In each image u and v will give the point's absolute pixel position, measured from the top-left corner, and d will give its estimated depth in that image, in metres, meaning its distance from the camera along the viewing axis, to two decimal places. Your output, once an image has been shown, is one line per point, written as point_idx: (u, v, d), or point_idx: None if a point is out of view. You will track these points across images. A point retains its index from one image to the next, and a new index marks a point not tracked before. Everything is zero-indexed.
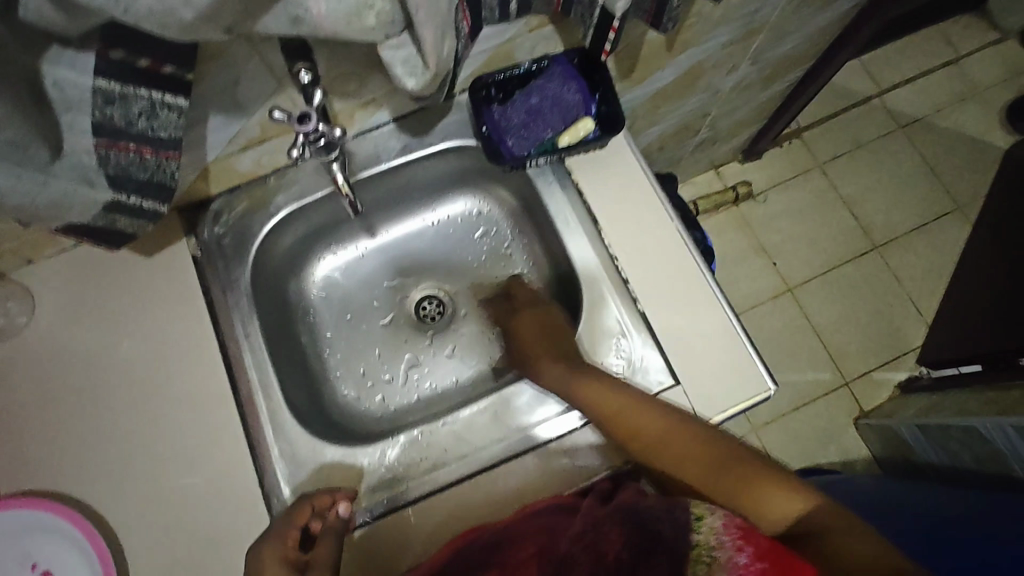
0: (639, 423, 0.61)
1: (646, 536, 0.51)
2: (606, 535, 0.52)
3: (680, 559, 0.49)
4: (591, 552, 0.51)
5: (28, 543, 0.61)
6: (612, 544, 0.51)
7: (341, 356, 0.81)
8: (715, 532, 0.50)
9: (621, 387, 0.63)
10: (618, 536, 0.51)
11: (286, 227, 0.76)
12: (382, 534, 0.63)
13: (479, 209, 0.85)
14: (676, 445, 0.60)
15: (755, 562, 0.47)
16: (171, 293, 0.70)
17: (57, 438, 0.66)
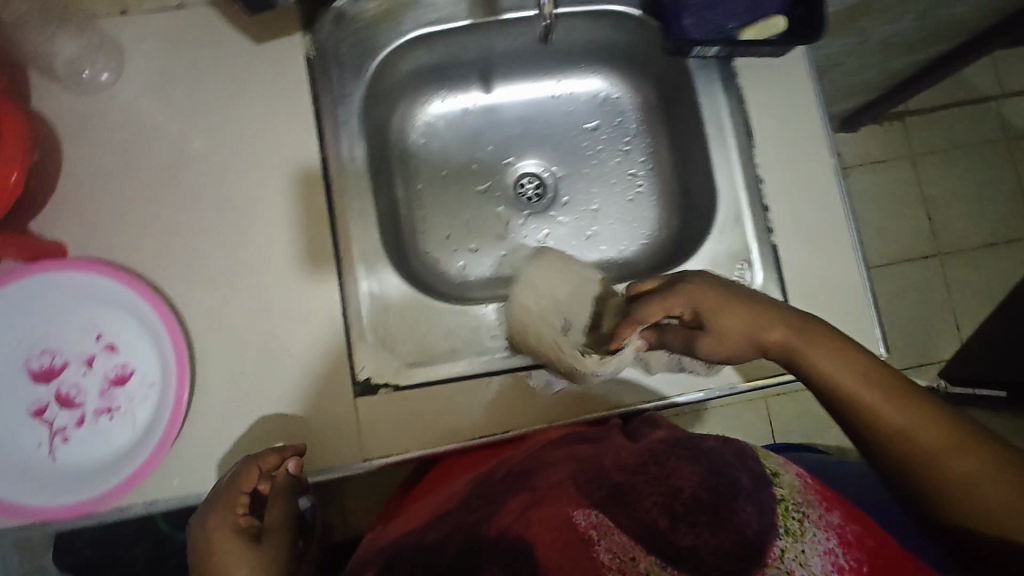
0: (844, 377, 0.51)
1: (719, 477, 0.49)
2: (675, 471, 0.50)
3: (768, 509, 0.47)
4: (660, 486, 0.49)
5: (96, 311, 0.58)
6: (685, 482, 0.49)
7: (428, 211, 0.76)
8: (796, 490, 0.50)
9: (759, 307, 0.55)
10: (689, 475, 0.50)
11: (409, 52, 0.68)
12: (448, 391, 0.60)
13: (607, 94, 0.78)
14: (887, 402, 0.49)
15: (848, 524, 0.47)
16: (277, 90, 0.63)
17: (137, 215, 0.61)
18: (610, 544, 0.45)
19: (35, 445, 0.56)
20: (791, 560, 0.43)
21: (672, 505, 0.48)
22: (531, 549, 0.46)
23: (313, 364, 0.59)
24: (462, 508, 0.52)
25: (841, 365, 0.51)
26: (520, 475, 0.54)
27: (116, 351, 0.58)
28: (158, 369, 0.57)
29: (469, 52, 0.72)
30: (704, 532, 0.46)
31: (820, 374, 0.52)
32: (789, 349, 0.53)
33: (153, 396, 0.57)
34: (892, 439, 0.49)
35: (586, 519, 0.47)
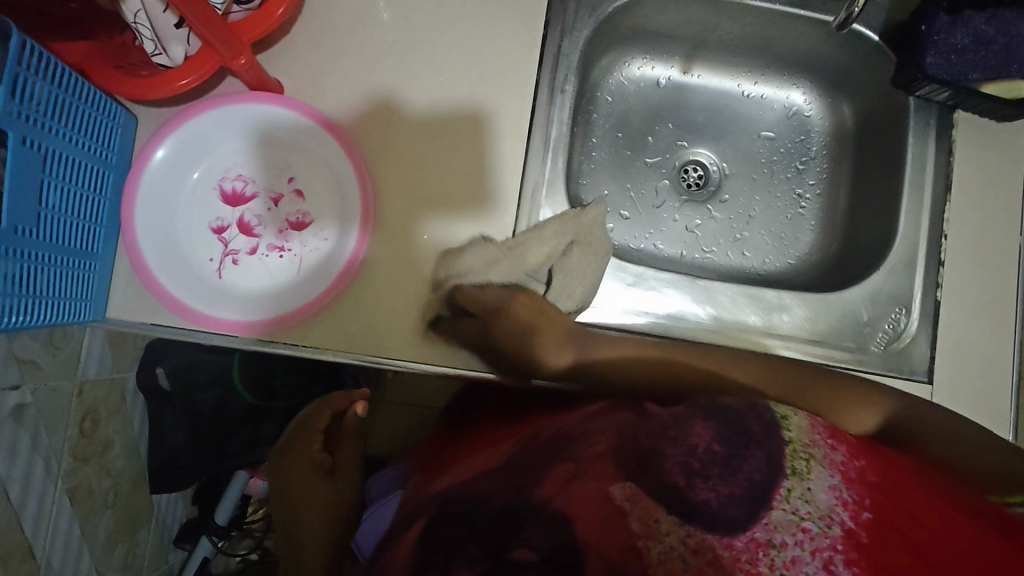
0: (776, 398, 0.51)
1: (731, 427, 0.42)
2: (692, 429, 0.42)
3: (776, 455, 0.40)
4: (680, 447, 0.42)
5: (295, 154, 0.60)
6: (700, 439, 0.42)
7: (595, 167, 0.76)
8: (805, 432, 0.43)
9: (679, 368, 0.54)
10: (705, 432, 0.42)
11: (640, 7, 0.69)
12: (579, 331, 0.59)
13: (799, 110, 0.78)
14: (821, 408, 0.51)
15: (854, 461, 0.41)
16: (515, 5, 0.64)
17: (353, 79, 0.62)
18: (640, 509, 0.41)
19: (206, 259, 0.58)
20: (796, 500, 0.39)
21: (690, 464, 0.41)
22: (570, 517, 0.42)
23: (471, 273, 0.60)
24: (507, 471, 0.47)
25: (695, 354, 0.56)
26: (559, 442, 0.48)
27: (302, 198, 0.60)
28: (334, 228, 0.60)
29: (689, 26, 0.73)
30: (720, 487, 0.40)
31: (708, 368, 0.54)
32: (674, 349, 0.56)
33: (321, 251, 0.59)
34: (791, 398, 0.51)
35: (621, 491, 0.42)
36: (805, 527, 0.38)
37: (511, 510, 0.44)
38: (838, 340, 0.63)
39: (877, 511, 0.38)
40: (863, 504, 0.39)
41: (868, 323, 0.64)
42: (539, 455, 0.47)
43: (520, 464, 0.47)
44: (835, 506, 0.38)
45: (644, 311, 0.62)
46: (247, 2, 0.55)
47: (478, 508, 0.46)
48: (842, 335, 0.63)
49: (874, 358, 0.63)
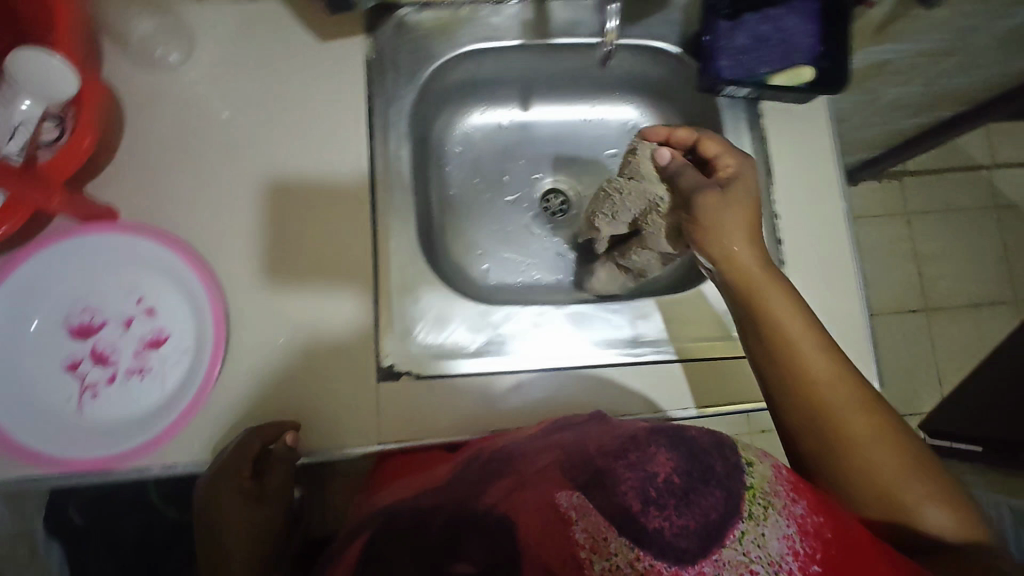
0: (833, 381, 0.54)
1: (696, 465, 0.49)
2: (654, 458, 0.50)
3: (735, 496, 0.47)
4: (636, 471, 0.49)
5: (139, 274, 0.60)
6: (659, 465, 0.49)
7: (459, 215, 0.79)
8: (767, 480, 0.49)
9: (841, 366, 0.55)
10: (666, 461, 0.49)
11: (460, 63, 0.72)
12: (451, 386, 0.63)
13: (636, 123, 0.83)
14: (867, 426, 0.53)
15: (812, 516, 0.47)
16: (335, 87, 0.67)
17: (188, 188, 0.63)
18: (587, 523, 0.47)
19: (64, 398, 0.57)
20: (748, 543, 0.44)
21: (647, 489, 0.47)
22: (513, 521, 0.48)
23: (341, 350, 0.62)
24: (448, 490, 0.53)
25: (818, 366, 0.55)
26: (501, 462, 0.55)
27: (154, 315, 0.59)
28: (192, 337, 0.59)
29: (513, 70, 0.76)
30: (673, 514, 0.46)
31: (817, 394, 0.54)
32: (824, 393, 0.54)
33: (184, 363, 0.59)
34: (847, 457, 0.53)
35: (567, 501, 0.48)
36: (753, 569, 0.43)
37: (454, 525, 0.48)
38: (701, 333, 0.68)
39: (827, 564, 0.44)
40: (814, 556, 0.44)
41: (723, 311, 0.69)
42: (484, 476, 0.53)
43: (465, 479, 0.54)
44: (786, 555, 0.44)
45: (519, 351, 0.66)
46: (51, 141, 0.56)
47: (420, 531, 0.49)
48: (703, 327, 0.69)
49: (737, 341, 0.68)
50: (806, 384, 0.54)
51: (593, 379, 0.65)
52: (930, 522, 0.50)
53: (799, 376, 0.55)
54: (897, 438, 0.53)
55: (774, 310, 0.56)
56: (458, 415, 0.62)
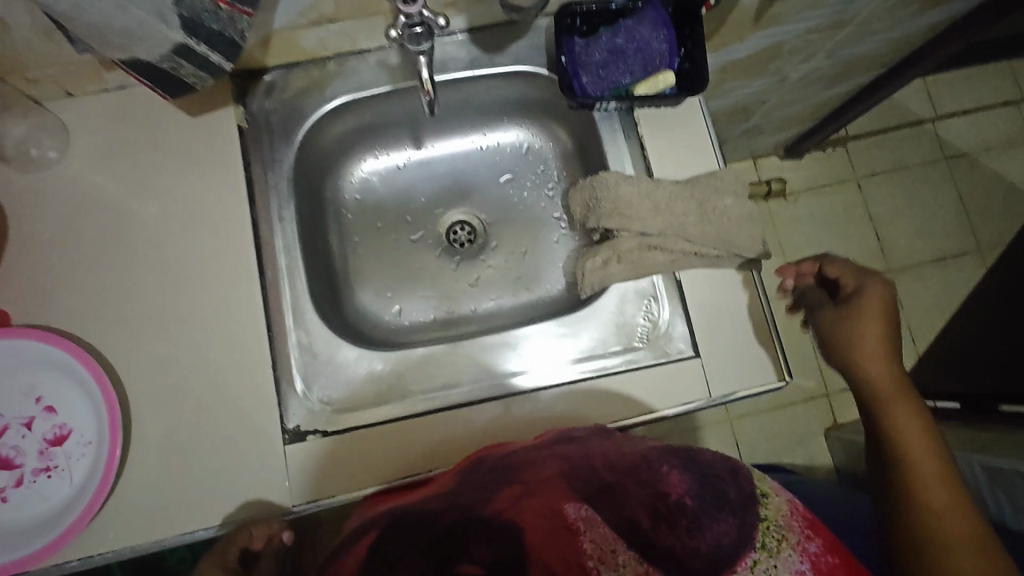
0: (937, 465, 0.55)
1: (711, 491, 0.53)
2: (666, 477, 0.54)
3: (747, 526, 0.50)
4: (647, 490, 0.53)
5: (35, 374, 0.61)
6: (672, 486, 0.53)
7: (365, 263, 0.80)
8: (782, 514, 0.52)
9: (942, 456, 0.56)
10: (679, 482, 0.54)
11: (336, 117, 0.74)
12: (356, 440, 0.63)
13: (530, 144, 0.83)
14: (961, 510, 0.52)
15: (826, 555, 0.49)
16: (213, 161, 0.68)
17: (78, 279, 0.65)
18: (595, 535, 0.51)
19: None
20: (763, 571, 0.47)
21: (659, 507, 0.52)
22: (521, 530, 0.51)
23: (244, 414, 0.63)
24: (454, 493, 0.56)
25: (923, 436, 0.56)
26: (505, 466, 0.56)
27: (55, 412, 0.61)
28: (94, 428, 0.60)
29: (395, 113, 0.77)
30: (683, 534, 0.50)
31: (915, 468, 0.55)
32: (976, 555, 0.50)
33: (89, 455, 0.60)
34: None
35: (577, 512, 0.52)
36: None
37: (460, 527, 0.52)
38: (605, 347, 0.68)
39: None
40: None
41: (624, 321, 0.69)
42: (488, 480, 0.56)
43: (467, 487, 0.56)
44: None
45: (425, 395, 0.66)
46: None
47: (427, 531, 0.52)
48: (606, 341, 0.68)
49: (641, 352, 0.67)
50: (901, 445, 0.56)
51: (497, 410, 0.65)
52: None
53: (899, 439, 0.57)
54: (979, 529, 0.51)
55: (903, 416, 0.57)
56: (368, 467, 0.63)
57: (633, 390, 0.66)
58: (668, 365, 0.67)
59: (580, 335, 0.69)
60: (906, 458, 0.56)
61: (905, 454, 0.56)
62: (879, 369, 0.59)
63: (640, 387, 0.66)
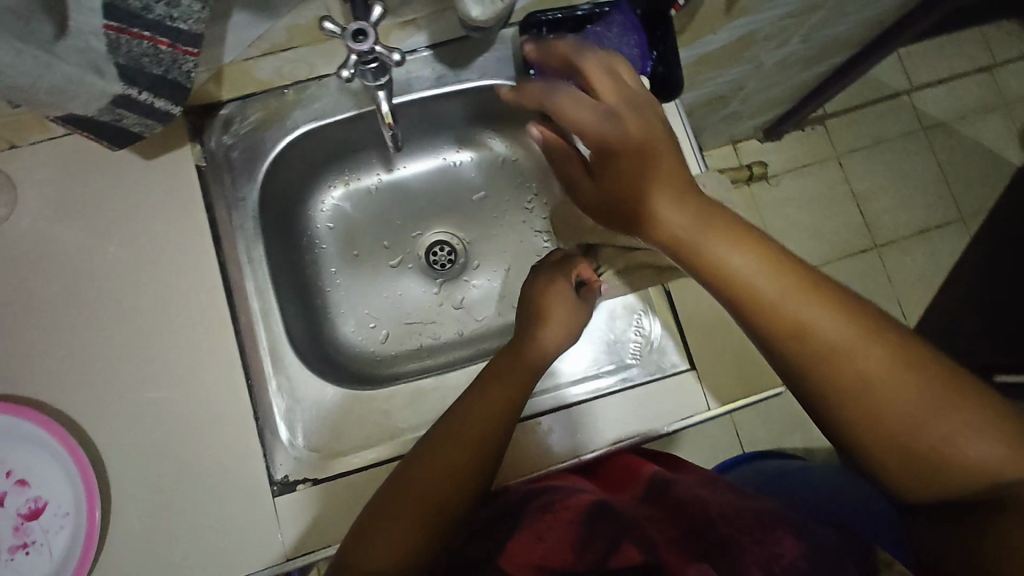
0: (760, 276, 0.46)
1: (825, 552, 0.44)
2: (779, 538, 0.46)
3: None
4: (762, 549, 0.45)
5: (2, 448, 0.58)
6: (787, 549, 0.45)
7: (344, 293, 0.78)
8: None
9: (764, 250, 0.47)
10: (792, 544, 0.45)
11: (301, 147, 0.70)
12: (348, 486, 0.60)
13: (505, 157, 0.80)
14: (835, 320, 0.45)
15: None
16: (172, 205, 0.65)
17: (38, 343, 0.62)
18: None
19: None
20: None
21: (771, 569, 0.43)
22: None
23: (227, 468, 0.61)
24: (579, 507, 0.52)
25: (753, 272, 0.46)
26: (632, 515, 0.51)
27: (27, 485, 0.58)
28: (70, 498, 0.58)
29: (360, 138, 0.74)
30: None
31: (761, 300, 0.46)
32: (996, 476, 0.43)
33: (68, 527, 0.57)
34: (853, 392, 0.45)
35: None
36: None
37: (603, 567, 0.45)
38: (597, 368, 0.67)
39: None
40: None
41: (614, 339, 0.67)
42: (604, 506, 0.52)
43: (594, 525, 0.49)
44: None
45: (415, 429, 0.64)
46: None
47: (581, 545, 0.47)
48: (598, 360, 0.67)
49: (634, 369, 0.66)
50: (729, 283, 0.46)
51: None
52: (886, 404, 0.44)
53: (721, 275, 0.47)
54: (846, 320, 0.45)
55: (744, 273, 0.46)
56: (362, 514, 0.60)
57: (632, 411, 0.64)
58: (664, 381, 0.65)
59: (573, 353, 0.67)
60: (675, 250, 0.48)
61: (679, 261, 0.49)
62: (670, 207, 0.48)
63: (636, 406, 0.64)
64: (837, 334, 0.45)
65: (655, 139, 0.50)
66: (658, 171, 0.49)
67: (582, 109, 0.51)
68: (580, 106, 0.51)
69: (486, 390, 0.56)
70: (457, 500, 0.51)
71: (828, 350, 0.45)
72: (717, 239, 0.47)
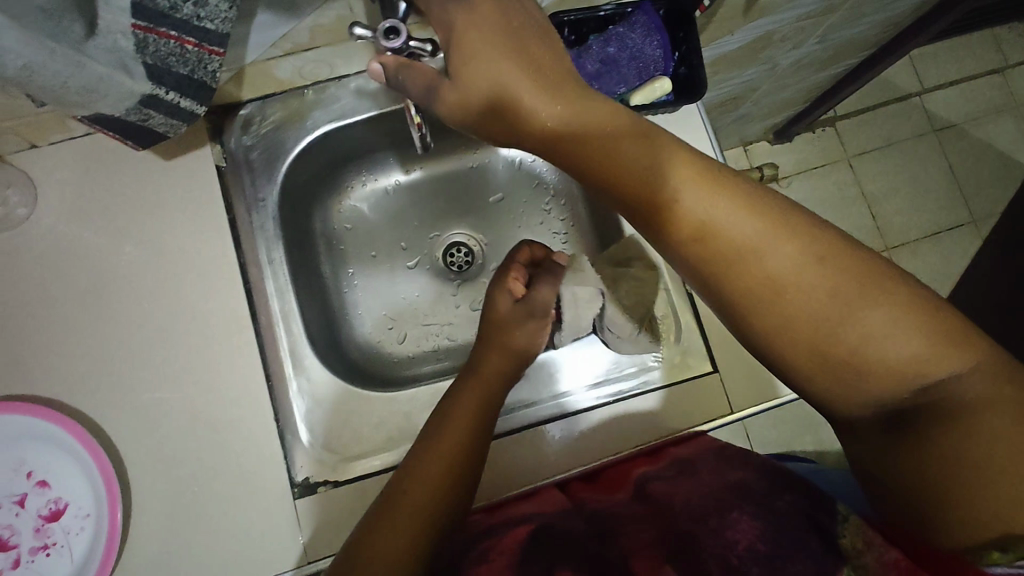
0: (693, 194, 0.44)
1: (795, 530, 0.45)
2: (737, 523, 0.46)
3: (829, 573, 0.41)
4: (719, 541, 0.45)
5: (23, 449, 0.58)
6: (743, 534, 0.45)
7: (361, 294, 0.77)
8: None
9: (696, 168, 0.45)
10: (750, 527, 0.45)
11: (320, 148, 0.70)
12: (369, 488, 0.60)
13: (522, 158, 0.80)
14: (751, 228, 0.43)
15: None
16: (192, 205, 0.65)
17: (58, 343, 0.61)
18: None
19: None
20: None
21: (729, 557, 0.44)
22: None
23: (247, 469, 0.60)
24: (593, 517, 0.53)
25: (681, 188, 0.44)
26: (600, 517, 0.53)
27: (48, 486, 0.58)
28: (91, 499, 0.57)
29: (379, 138, 0.74)
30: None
31: (696, 216, 0.44)
32: (924, 375, 0.39)
33: (88, 528, 0.57)
34: (772, 305, 0.42)
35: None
36: None
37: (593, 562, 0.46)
38: (619, 369, 0.66)
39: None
40: None
41: None
42: (598, 514, 0.54)
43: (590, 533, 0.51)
44: None
45: None
46: None
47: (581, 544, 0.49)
48: (619, 363, 0.66)
49: (656, 371, 0.65)
50: (661, 202, 0.44)
51: (508, 443, 0.63)
52: (866, 336, 0.40)
53: (659, 197, 0.44)
54: (793, 236, 0.42)
55: (678, 183, 0.44)
56: None
57: (653, 414, 0.64)
58: (685, 384, 0.64)
59: (592, 357, 0.67)
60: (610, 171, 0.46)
61: (624, 190, 0.46)
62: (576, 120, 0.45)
63: (658, 409, 0.64)
64: (748, 235, 0.43)
65: (608, 119, 0.45)
66: (590, 108, 0.45)
67: (493, 63, 0.44)
68: (535, 90, 0.44)
69: (450, 416, 0.56)
70: (447, 508, 0.50)
71: (739, 249, 0.43)
72: (654, 150, 0.45)
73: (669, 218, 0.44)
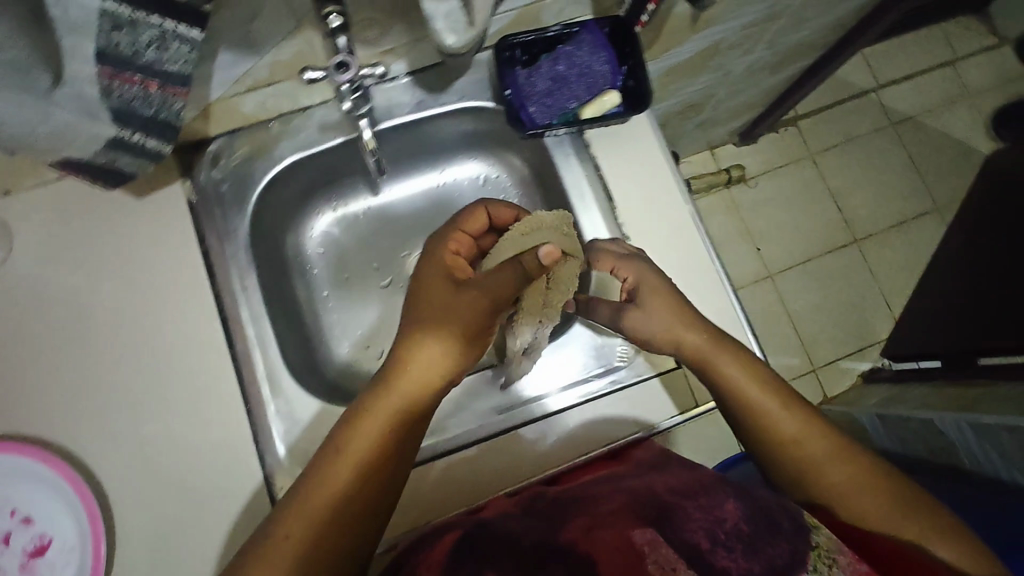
0: (704, 351, 0.61)
1: (761, 517, 0.49)
2: (721, 503, 0.50)
3: (800, 552, 0.46)
4: (704, 514, 0.48)
5: (6, 487, 0.59)
6: (729, 513, 0.49)
7: (337, 315, 0.79)
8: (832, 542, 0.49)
9: (706, 331, 0.62)
10: (734, 508, 0.49)
11: (288, 177, 0.73)
12: None
13: (487, 175, 0.83)
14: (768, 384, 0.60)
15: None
16: (165, 240, 0.67)
17: (39, 382, 0.63)
18: (658, 558, 0.43)
19: None
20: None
21: (714, 532, 0.47)
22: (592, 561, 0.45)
23: (231, 493, 0.62)
24: (530, 521, 0.53)
25: (690, 341, 0.62)
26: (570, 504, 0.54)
27: (32, 522, 0.59)
28: (75, 533, 0.58)
29: (345, 164, 0.76)
30: (741, 557, 0.45)
31: (708, 368, 0.61)
32: (856, 508, 0.56)
33: (73, 562, 0.58)
34: (759, 430, 0.60)
35: (642, 537, 0.45)
36: None
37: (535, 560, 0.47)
38: (588, 371, 0.68)
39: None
40: None
41: (603, 344, 0.69)
42: (548, 512, 0.54)
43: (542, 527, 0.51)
44: None
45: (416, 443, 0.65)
46: None
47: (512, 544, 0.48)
48: (588, 365, 0.69)
49: (624, 370, 0.68)
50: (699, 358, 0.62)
51: (487, 450, 0.65)
52: (808, 455, 0.58)
53: (685, 348, 0.62)
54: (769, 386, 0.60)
55: (663, 334, 0.62)
56: None
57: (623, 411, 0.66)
58: (652, 381, 0.67)
59: (563, 360, 0.69)
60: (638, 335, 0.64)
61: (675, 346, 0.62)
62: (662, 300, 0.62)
63: (628, 406, 0.66)
64: (744, 380, 0.60)
65: (657, 280, 0.64)
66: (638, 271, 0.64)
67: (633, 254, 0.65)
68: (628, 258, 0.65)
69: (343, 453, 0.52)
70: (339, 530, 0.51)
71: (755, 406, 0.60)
72: (667, 312, 0.62)
73: (711, 369, 0.61)
